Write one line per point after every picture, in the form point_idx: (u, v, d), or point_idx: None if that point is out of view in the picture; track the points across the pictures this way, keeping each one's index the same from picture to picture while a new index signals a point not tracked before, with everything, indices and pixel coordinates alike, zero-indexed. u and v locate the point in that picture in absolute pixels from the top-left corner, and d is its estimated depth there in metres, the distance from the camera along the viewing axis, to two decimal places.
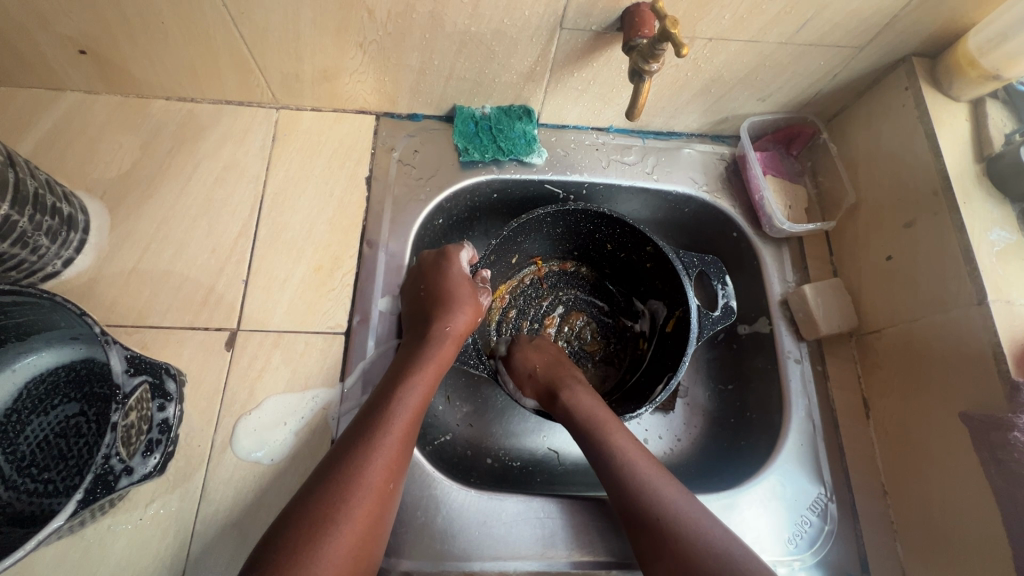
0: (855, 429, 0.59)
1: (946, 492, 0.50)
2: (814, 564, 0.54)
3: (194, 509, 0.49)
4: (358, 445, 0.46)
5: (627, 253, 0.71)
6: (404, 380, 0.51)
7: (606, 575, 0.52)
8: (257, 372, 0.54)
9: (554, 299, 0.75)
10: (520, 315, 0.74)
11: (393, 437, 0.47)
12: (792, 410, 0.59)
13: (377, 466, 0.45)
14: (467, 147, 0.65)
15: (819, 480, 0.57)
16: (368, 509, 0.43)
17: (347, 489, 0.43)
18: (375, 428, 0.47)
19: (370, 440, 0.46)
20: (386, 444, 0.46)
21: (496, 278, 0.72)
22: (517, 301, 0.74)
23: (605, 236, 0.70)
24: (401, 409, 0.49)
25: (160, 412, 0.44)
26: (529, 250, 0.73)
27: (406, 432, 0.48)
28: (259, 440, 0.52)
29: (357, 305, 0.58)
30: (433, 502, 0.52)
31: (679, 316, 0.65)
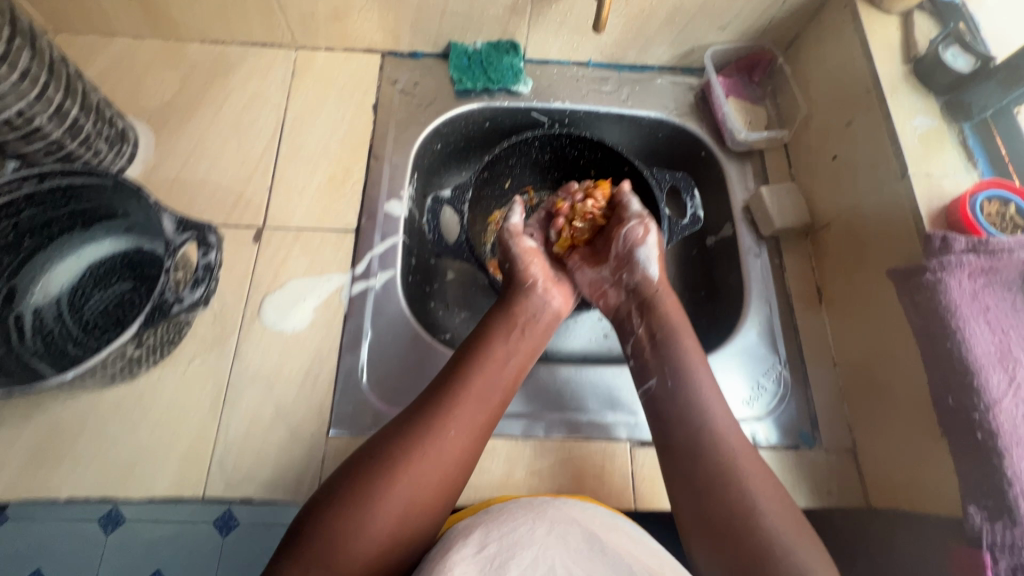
0: (809, 312, 0.66)
1: (883, 347, 0.57)
2: (770, 421, 0.61)
3: (229, 365, 0.58)
4: (427, 414, 0.50)
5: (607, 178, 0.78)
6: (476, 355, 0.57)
7: (578, 426, 0.60)
8: (281, 260, 0.63)
9: None
10: None
11: (466, 418, 0.51)
12: (752, 296, 0.67)
13: (457, 428, 0.50)
14: (461, 78, 0.74)
15: (774, 353, 0.64)
16: (416, 475, 0.47)
17: (428, 450, 0.48)
18: (446, 400, 0.51)
19: (439, 414, 0.50)
20: (451, 416, 0.50)
21: (490, 203, 0.80)
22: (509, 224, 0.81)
23: (588, 161, 0.78)
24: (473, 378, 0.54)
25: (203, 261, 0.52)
26: (520, 178, 0.81)
27: (478, 411, 0.52)
28: (283, 313, 0.60)
29: (367, 207, 0.67)
30: (432, 366, 0.60)
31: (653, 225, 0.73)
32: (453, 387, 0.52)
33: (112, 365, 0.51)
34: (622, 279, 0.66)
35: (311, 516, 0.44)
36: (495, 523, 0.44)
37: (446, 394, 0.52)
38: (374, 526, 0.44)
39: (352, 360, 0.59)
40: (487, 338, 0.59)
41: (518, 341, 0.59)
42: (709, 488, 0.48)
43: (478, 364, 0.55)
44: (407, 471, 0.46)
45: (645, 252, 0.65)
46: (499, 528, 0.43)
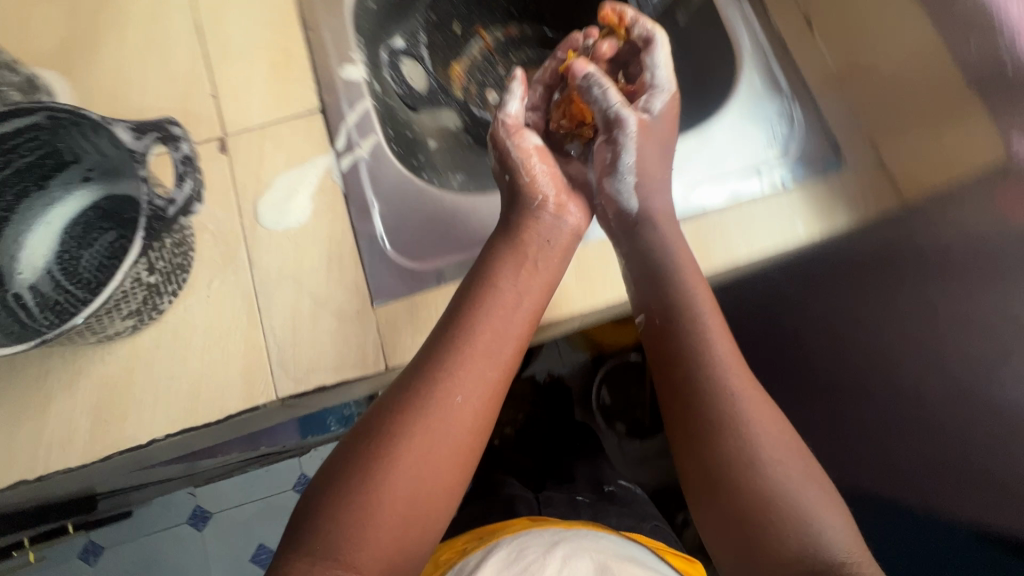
0: (804, 44, 0.63)
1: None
2: (792, 158, 0.60)
3: (250, 275, 0.55)
4: (431, 385, 0.47)
5: None
6: (478, 312, 0.51)
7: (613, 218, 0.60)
8: (257, 162, 0.59)
9: (508, 64, 0.79)
10: (483, 86, 0.79)
11: (475, 388, 0.48)
12: (741, 49, 0.64)
13: (455, 401, 0.47)
14: None
15: (777, 96, 0.62)
16: (422, 449, 0.44)
17: (424, 427, 0.45)
18: (453, 368, 0.48)
19: (437, 386, 0.47)
20: (455, 386, 0.47)
21: (446, 56, 0.78)
22: (478, 79, 0.79)
23: None
24: (474, 345, 0.49)
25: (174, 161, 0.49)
26: (467, 19, 0.78)
27: (483, 378, 0.49)
28: (281, 211, 0.57)
29: (324, 84, 0.61)
30: (449, 213, 0.59)
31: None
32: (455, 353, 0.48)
33: (133, 295, 0.51)
34: (602, 188, 0.60)
35: (319, 501, 0.42)
36: (515, 554, 0.50)
37: (453, 362, 0.48)
38: (383, 510, 0.42)
39: (370, 230, 0.57)
40: (482, 286, 0.52)
41: (527, 279, 0.53)
42: (711, 453, 0.48)
43: (476, 322, 0.50)
44: (414, 446, 0.44)
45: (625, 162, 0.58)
46: (517, 560, 0.49)
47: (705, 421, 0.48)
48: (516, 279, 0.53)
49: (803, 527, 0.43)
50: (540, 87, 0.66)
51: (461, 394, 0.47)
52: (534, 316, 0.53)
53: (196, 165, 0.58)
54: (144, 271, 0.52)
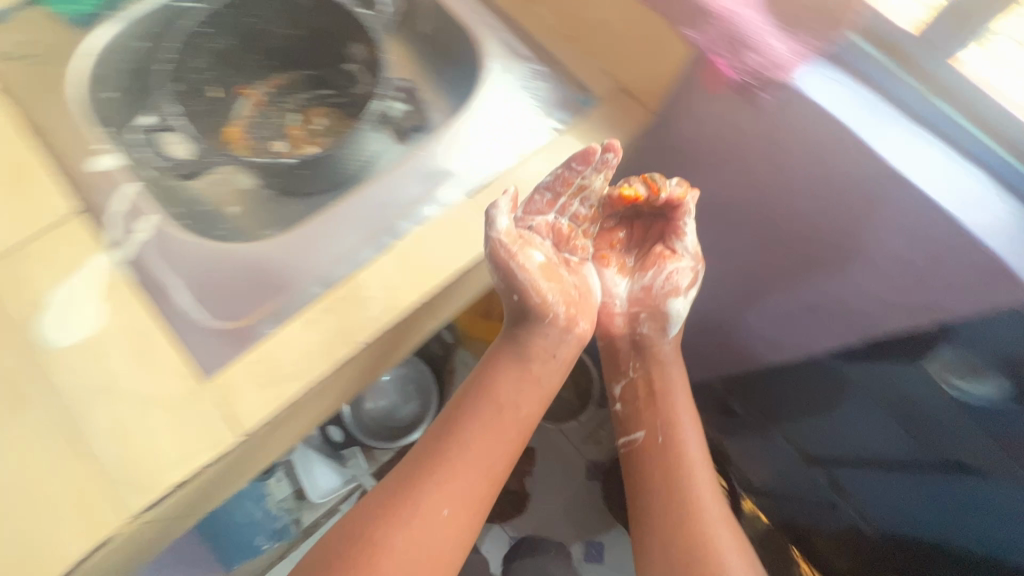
0: (532, 17, 0.71)
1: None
2: (553, 108, 0.67)
3: (58, 407, 0.49)
4: (437, 478, 0.61)
5: (297, 27, 0.75)
6: (464, 417, 0.64)
7: (424, 203, 0.61)
8: (28, 286, 0.53)
9: (285, 111, 0.80)
10: (266, 140, 0.78)
11: (460, 499, 0.60)
12: (480, 36, 0.70)
13: (433, 488, 0.60)
14: (75, 9, 0.64)
15: (522, 59, 0.69)
16: (435, 537, 0.58)
17: (402, 504, 0.59)
18: (460, 455, 0.62)
19: (446, 456, 0.62)
20: (459, 498, 0.61)
21: (218, 125, 0.76)
22: (252, 134, 0.78)
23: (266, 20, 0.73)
24: (472, 431, 0.63)
25: None
26: (226, 79, 0.76)
27: (477, 492, 0.62)
28: (70, 326, 0.52)
29: (77, 183, 0.57)
30: (246, 263, 0.56)
31: (351, 27, 0.72)
32: (464, 453, 0.62)
33: None
34: (619, 309, 0.73)
35: (363, 529, 0.59)
36: None
37: (459, 448, 0.62)
38: None
39: (174, 306, 0.54)
40: (478, 416, 0.64)
41: (532, 387, 0.66)
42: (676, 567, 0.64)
43: (474, 409, 0.65)
44: (438, 529, 0.59)
45: (675, 307, 0.70)
46: None
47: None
48: (514, 413, 0.65)
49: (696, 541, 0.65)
50: (553, 212, 0.65)
51: (448, 506, 0.60)
52: (512, 416, 0.65)
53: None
54: None
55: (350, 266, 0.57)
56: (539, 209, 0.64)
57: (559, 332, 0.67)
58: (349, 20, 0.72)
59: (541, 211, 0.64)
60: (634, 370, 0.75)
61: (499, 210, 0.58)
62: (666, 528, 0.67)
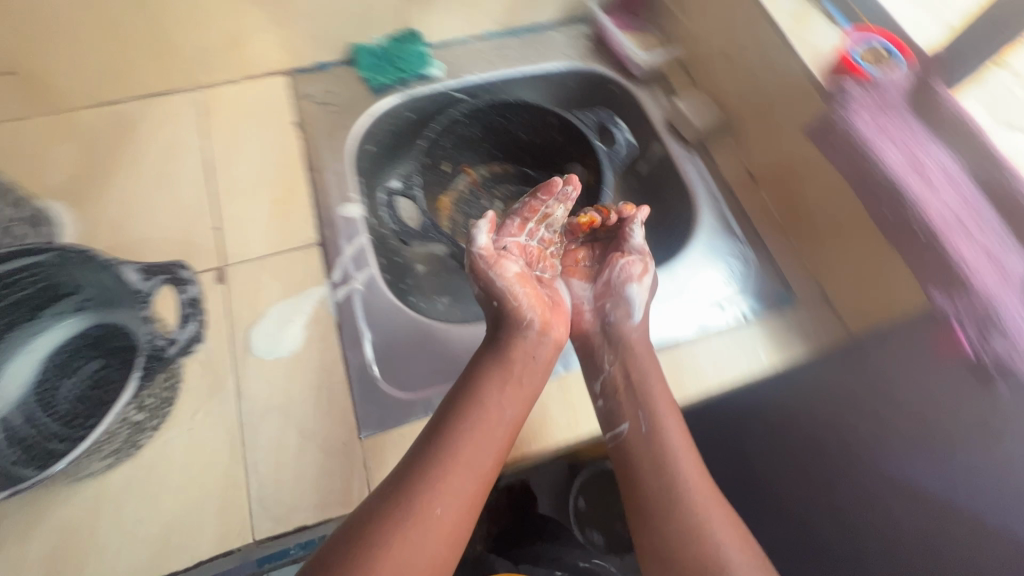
0: (751, 197, 0.72)
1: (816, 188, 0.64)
2: (749, 293, 0.67)
3: (236, 408, 0.56)
4: (425, 483, 0.47)
5: (537, 135, 0.82)
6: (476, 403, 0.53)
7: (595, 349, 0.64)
8: (255, 291, 0.61)
9: (492, 197, 0.86)
10: (467, 217, 0.84)
11: (459, 497, 0.48)
12: (699, 199, 0.73)
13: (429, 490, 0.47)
14: (372, 76, 0.75)
15: (734, 237, 0.70)
16: (434, 553, 0.45)
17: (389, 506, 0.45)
18: (446, 461, 0.49)
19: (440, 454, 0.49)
20: (451, 498, 0.47)
21: (435, 191, 0.82)
22: (456, 207, 0.84)
23: (515, 123, 0.81)
24: (477, 432, 0.51)
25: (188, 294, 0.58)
26: (458, 158, 0.84)
27: (473, 508, 0.48)
28: (273, 340, 0.59)
29: (323, 219, 0.66)
30: (432, 342, 0.63)
31: (588, 159, 0.78)
32: (452, 464, 0.49)
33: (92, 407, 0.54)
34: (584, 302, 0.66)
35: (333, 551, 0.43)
36: None
37: (450, 458, 0.49)
38: None
39: (359, 359, 0.59)
40: (471, 394, 0.54)
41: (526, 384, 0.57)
42: None
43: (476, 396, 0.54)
44: (432, 541, 0.45)
45: (637, 288, 0.64)
46: None
47: None
48: (498, 402, 0.54)
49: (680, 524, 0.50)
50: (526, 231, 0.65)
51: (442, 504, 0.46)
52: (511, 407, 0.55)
53: (201, 307, 0.58)
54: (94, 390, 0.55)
55: None
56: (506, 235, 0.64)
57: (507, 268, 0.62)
58: (586, 144, 0.78)
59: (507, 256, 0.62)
60: (610, 363, 0.60)
61: (479, 230, 0.60)
62: (651, 511, 0.51)
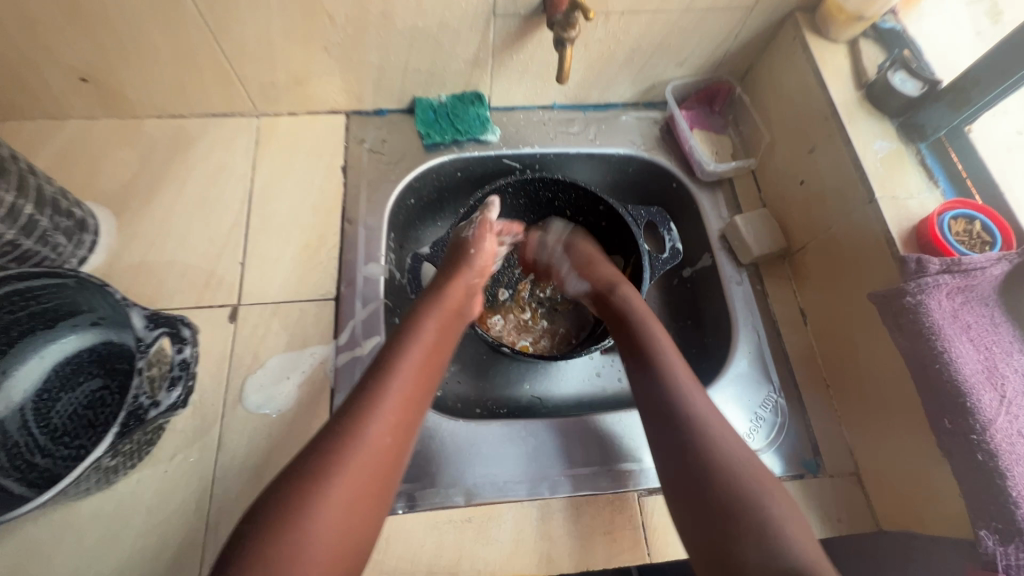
0: (796, 337, 0.66)
1: (870, 357, 0.57)
2: (772, 453, 0.60)
3: (214, 459, 0.55)
4: (359, 406, 0.46)
5: (584, 216, 0.77)
6: (404, 336, 0.53)
7: (595, 479, 0.57)
8: (260, 338, 0.61)
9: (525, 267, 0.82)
10: (496, 284, 0.80)
11: (398, 408, 0.47)
12: (740, 328, 0.67)
13: (374, 425, 0.45)
14: (428, 131, 0.73)
15: (769, 381, 0.64)
16: (374, 466, 0.44)
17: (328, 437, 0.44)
18: (380, 381, 0.48)
19: (374, 389, 0.48)
20: (390, 417, 0.46)
21: None
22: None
23: (564, 202, 0.77)
24: (403, 361, 0.51)
25: (178, 353, 0.49)
26: None
27: (408, 425, 0.48)
28: (266, 395, 0.58)
29: (343, 274, 0.65)
30: (424, 433, 0.58)
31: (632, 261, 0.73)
32: (390, 380, 0.48)
33: (80, 427, 0.55)
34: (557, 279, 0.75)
35: (267, 502, 0.40)
36: None
37: (378, 377, 0.49)
38: None
39: None
40: (409, 329, 0.55)
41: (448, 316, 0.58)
42: (729, 494, 0.44)
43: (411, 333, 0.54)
44: (372, 454, 0.44)
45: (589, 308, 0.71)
46: None
47: (741, 512, 0.42)
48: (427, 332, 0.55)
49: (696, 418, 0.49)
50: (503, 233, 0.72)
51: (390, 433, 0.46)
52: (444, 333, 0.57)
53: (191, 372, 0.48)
54: (85, 409, 0.56)
55: (498, 494, 0.55)
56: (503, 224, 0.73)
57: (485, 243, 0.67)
58: (632, 242, 0.72)
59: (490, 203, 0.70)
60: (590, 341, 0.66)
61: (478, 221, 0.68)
62: (683, 433, 0.48)
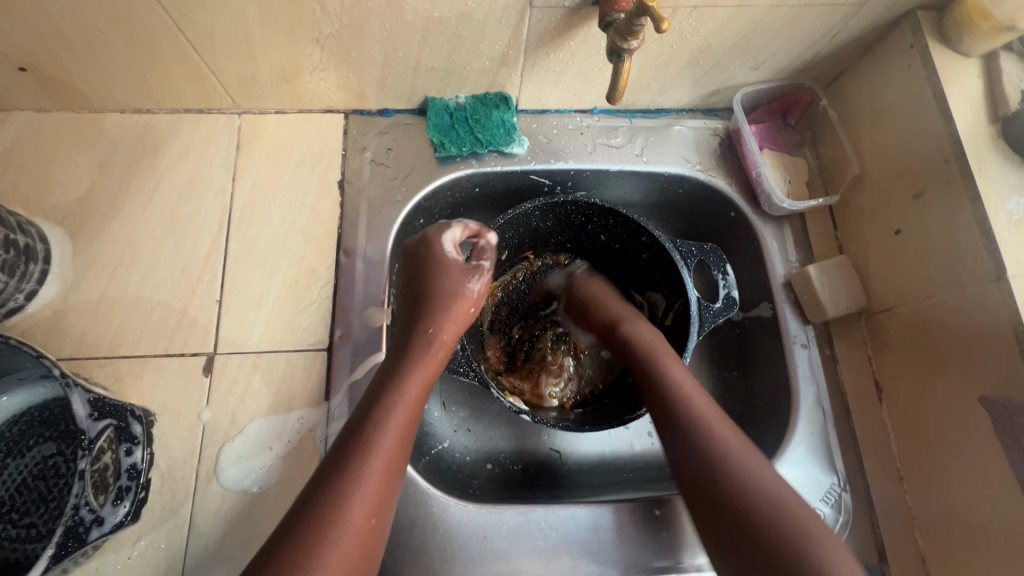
0: (868, 415, 0.56)
1: (967, 464, 0.47)
2: None
3: (184, 545, 0.48)
4: (327, 489, 0.39)
5: (621, 244, 0.64)
6: (387, 395, 0.45)
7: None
8: (239, 397, 0.52)
9: (549, 296, 0.69)
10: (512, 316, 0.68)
11: (382, 479, 0.41)
12: (801, 400, 0.57)
13: (358, 499, 0.39)
14: (443, 141, 0.61)
15: (831, 469, 0.54)
16: (352, 555, 0.38)
17: (315, 526, 0.37)
18: (352, 457, 0.41)
19: (353, 457, 0.41)
20: (373, 491, 0.40)
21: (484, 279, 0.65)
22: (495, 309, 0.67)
23: (598, 226, 0.63)
24: (383, 434, 0.43)
25: (128, 456, 0.41)
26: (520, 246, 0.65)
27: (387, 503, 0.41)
28: (245, 468, 0.50)
29: (338, 319, 0.55)
30: (430, 519, 0.51)
31: (677, 308, 0.59)
32: (366, 455, 0.41)
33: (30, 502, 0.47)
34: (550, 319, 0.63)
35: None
36: None
37: (350, 443, 0.42)
38: None
39: None
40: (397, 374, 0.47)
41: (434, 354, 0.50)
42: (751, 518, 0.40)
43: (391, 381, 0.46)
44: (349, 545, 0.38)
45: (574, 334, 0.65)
46: None
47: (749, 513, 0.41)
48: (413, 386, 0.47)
49: (710, 447, 0.44)
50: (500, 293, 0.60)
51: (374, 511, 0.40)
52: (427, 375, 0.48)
53: (143, 481, 0.42)
54: (35, 480, 0.48)
55: None
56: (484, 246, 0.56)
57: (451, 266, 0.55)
58: (680, 285, 0.58)
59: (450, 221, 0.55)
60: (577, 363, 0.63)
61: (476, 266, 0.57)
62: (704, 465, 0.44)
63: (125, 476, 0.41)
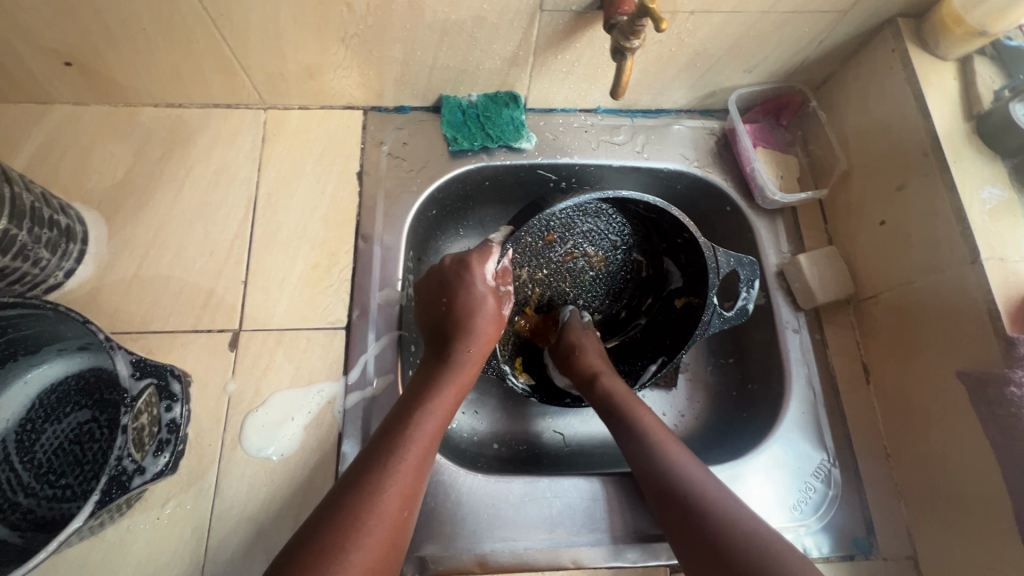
0: (856, 395, 0.59)
1: (948, 437, 0.50)
2: (820, 529, 0.54)
3: (209, 507, 0.51)
4: (369, 482, 0.43)
5: (654, 219, 0.61)
6: (423, 405, 0.49)
7: (618, 548, 0.54)
8: (262, 370, 0.55)
9: (565, 234, 0.65)
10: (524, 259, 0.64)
11: (414, 475, 0.45)
12: (793, 382, 0.59)
13: (391, 493, 0.43)
14: (456, 136, 0.65)
15: (821, 446, 0.57)
16: (386, 541, 0.41)
17: (358, 515, 0.41)
18: (391, 452, 0.45)
19: (390, 455, 0.45)
20: (403, 483, 0.44)
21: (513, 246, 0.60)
22: (519, 258, 0.64)
23: (636, 207, 0.60)
24: (418, 435, 0.47)
25: (168, 412, 0.44)
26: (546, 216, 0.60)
27: (416, 498, 0.45)
28: (268, 437, 0.53)
29: (356, 300, 0.59)
30: (442, 487, 0.54)
31: (692, 301, 0.60)
32: (403, 451, 0.46)
33: (65, 464, 0.50)
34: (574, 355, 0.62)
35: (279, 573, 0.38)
36: None
37: (388, 440, 0.46)
38: None
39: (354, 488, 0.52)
40: (429, 385, 0.51)
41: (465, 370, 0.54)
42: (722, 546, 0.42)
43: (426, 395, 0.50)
44: (383, 531, 0.41)
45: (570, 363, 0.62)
46: None
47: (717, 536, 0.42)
48: (446, 398, 0.51)
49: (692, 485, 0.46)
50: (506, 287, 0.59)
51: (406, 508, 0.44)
52: (455, 388, 0.52)
53: (182, 434, 0.44)
54: (70, 444, 0.51)
55: (516, 561, 0.52)
56: (507, 269, 0.60)
57: (479, 285, 0.56)
58: (700, 283, 0.59)
59: (488, 251, 0.56)
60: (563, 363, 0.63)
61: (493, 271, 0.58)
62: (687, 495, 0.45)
63: (166, 430, 0.44)
